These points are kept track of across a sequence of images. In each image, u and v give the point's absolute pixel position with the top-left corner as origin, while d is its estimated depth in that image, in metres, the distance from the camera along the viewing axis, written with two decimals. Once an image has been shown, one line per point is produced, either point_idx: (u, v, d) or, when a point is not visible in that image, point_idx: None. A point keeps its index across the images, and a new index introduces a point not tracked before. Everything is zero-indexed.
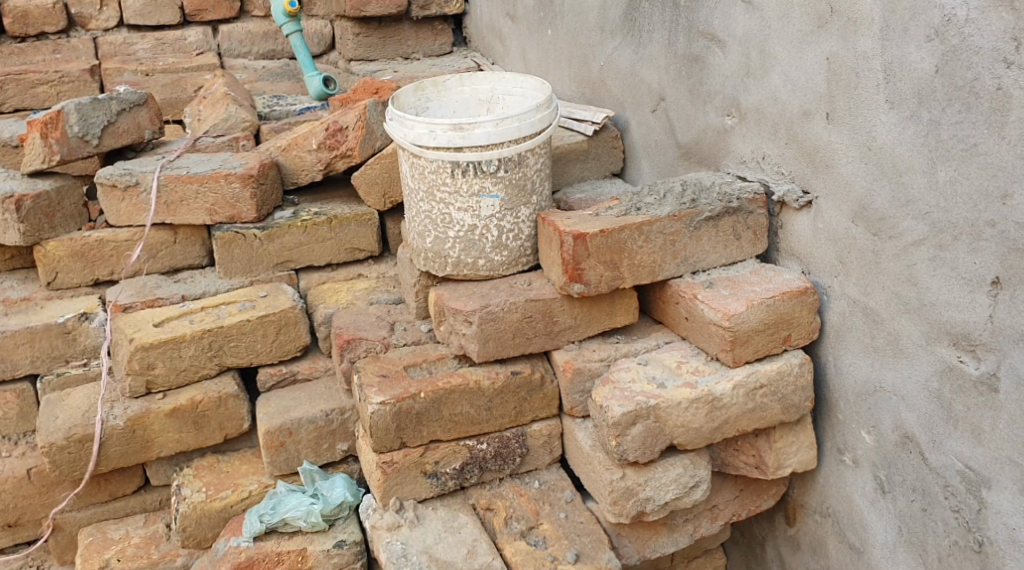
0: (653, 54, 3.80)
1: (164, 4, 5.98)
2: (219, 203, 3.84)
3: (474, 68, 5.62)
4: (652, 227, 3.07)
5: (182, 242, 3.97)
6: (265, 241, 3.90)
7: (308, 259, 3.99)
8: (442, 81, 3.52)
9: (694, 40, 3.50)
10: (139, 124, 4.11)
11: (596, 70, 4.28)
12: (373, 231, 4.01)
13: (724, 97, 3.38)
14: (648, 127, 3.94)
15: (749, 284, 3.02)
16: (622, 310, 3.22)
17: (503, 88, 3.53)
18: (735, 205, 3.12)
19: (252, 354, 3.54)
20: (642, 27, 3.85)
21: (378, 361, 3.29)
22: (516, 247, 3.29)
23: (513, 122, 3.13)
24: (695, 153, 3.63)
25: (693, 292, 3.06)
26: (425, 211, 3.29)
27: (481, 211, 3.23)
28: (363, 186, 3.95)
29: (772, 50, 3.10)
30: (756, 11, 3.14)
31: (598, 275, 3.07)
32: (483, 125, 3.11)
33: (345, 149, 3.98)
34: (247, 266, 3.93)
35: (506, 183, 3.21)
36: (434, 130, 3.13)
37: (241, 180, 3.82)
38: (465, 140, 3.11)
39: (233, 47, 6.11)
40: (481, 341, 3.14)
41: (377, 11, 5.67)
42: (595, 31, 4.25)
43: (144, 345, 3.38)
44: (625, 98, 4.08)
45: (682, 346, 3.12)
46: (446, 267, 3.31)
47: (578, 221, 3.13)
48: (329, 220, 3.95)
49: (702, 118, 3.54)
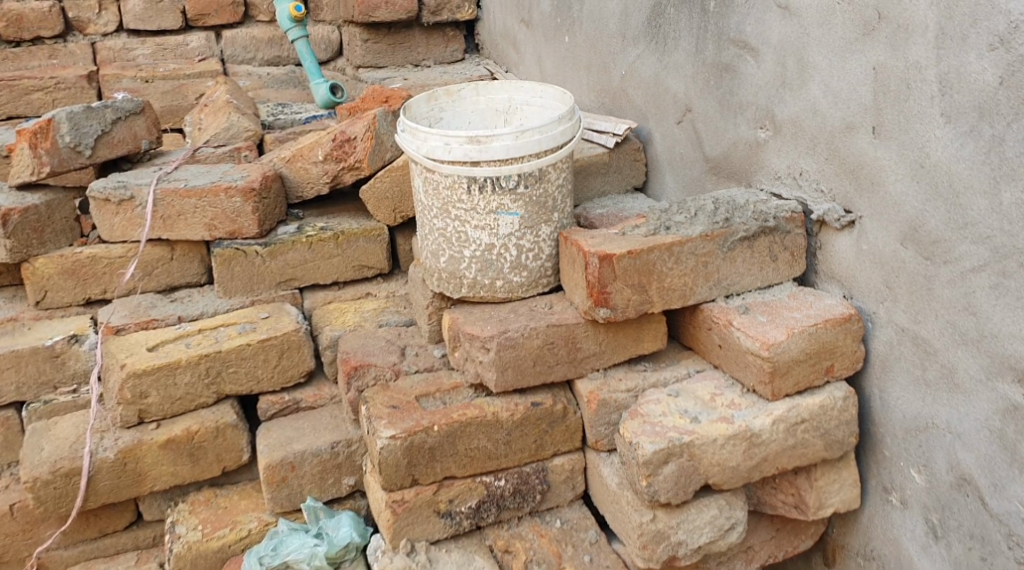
0: (678, 63, 3.58)
1: (165, 8, 5.77)
2: (218, 217, 3.65)
3: (487, 76, 5.42)
4: (683, 248, 2.85)
5: (180, 259, 3.76)
6: (268, 258, 3.70)
7: (313, 277, 3.78)
8: (456, 90, 3.31)
9: (724, 48, 3.27)
10: (135, 133, 3.92)
11: (617, 79, 4.07)
12: (382, 248, 3.81)
13: (756, 109, 3.16)
14: (673, 139, 3.72)
15: (788, 310, 2.80)
16: (649, 337, 3.01)
17: (521, 98, 3.32)
18: (771, 225, 2.90)
19: (253, 381, 3.36)
20: (667, 34, 3.63)
21: (387, 392, 3.10)
22: (536, 267, 3.10)
23: (534, 135, 2.92)
24: (724, 167, 3.41)
25: (728, 318, 2.83)
26: (439, 229, 3.08)
27: (500, 229, 3.02)
28: (372, 200, 3.75)
29: (810, 59, 2.86)
30: (793, 17, 2.92)
31: (625, 299, 2.85)
32: (502, 138, 2.89)
33: (354, 161, 3.78)
34: (247, 285, 3.71)
35: (526, 200, 3.00)
36: (449, 143, 2.91)
37: (242, 194, 3.62)
38: (482, 154, 2.89)
39: (236, 53, 5.91)
40: (499, 370, 2.95)
41: (386, 17, 5.48)
42: (616, 38, 4.03)
43: (136, 372, 3.20)
44: (648, 109, 3.87)
45: (715, 375, 2.91)
46: (461, 289, 3.12)
47: (603, 241, 2.91)
48: (336, 236, 3.75)
49: (733, 130, 3.32)
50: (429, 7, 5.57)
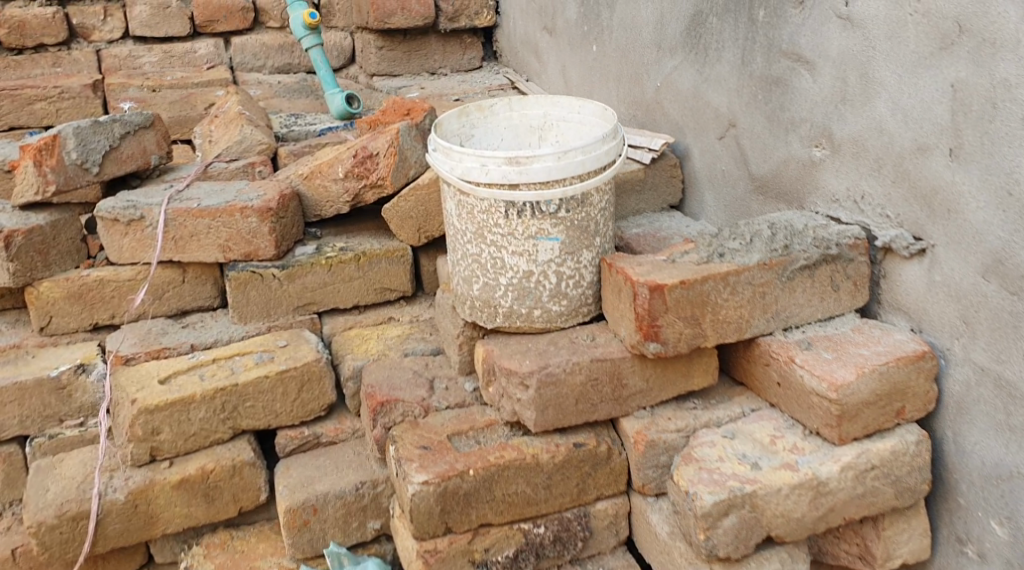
0: (721, 75, 3.36)
1: (173, 15, 5.56)
2: (233, 238, 3.44)
3: (507, 85, 5.21)
4: (740, 278, 2.64)
5: (192, 282, 3.55)
6: (285, 281, 3.49)
7: (333, 301, 3.57)
8: (489, 105, 3.10)
9: (775, 60, 3.05)
10: (144, 148, 3.75)
11: (651, 91, 3.85)
12: (405, 269, 3.60)
13: (812, 126, 2.94)
14: (713, 155, 3.50)
15: (854, 346, 2.60)
16: (699, 372, 2.80)
17: (558, 113, 3.11)
18: (834, 252, 2.69)
19: (271, 415, 3.16)
20: (708, 45, 3.41)
21: (417, 430, 2.89)
22: (577, 295, 2.88)
23: (577, 156, 2.71)
24: (772, 186, 3.19)
25: (789, 355, 2.63)
26: (473, 254, 2.87)
27: (538, 255, 2.81)
28: (395, 220, 3.54)
29: (875, 74, 2.65)
30: (856, 28, 2.70)
31: (676, 333, 2.64)
32: (544, 159, 2.68)
33: (376, 178, 3.57)
34: (264, 310, 3.50)
35: (567, 225, 2.79)
36: (486, 164, 2.71)
37: (258, 214, 3.41)
38: (523, 176, 2.68)
39: (246, 61, 5.71)
40: (539, 409, 2.74)
41: (402, 23, 5.27)
42: (650, 48, 3.81)
43: (148, 407, 3.00)
44: (686, 122, 3.65)
45: (772, 415, 2.71)
46: (496, 318, 2.91)
47: (653, 269, 2.71)
48: (357, 257, 3.54)
49: (783, 148, 3.10)
50: (446, 13, 5.35)
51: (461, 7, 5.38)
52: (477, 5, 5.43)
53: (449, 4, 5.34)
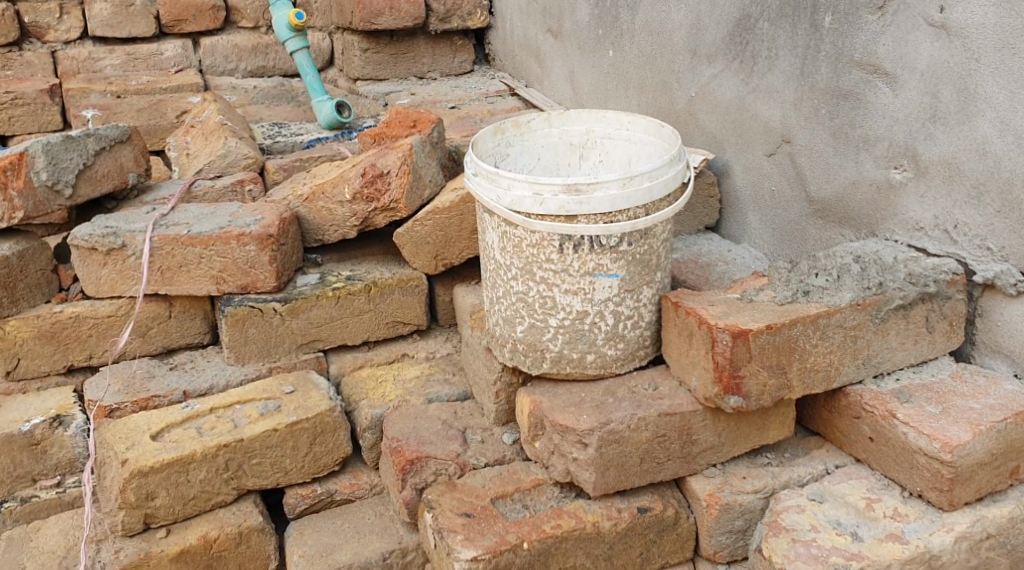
0: (773, 86, 3.06)
1: (136, 13, 5.11)
2: (229, 268, 3.07)
3: (505, 91, 4.86)
4: (831, 320, 2.34)
5: (179, 316, 3.18)
6: (287, 317, 3.10)
7: (340, 338, 3.19)
8: (526, 121, 2.77)
9: (844, 72, 2.75)
10: (121, 165, 3.36)
11: (683, 102, 3.53)
12: (421, 301, 3.24)
13: (890, 145, 2.64)
14: (760, 173, 3.20)
15: (959, 398, 2.31)
16: (776, 425, 2.48)
17: (603, 129, 2.79)
18: (931, 290, 2.39)
19: (280, 473, 2.78)
20: (757, 53, 3.11)
21: (454, 493, 2.53)
22: (634, 337, 2.56)
23: (643, 182, 2.38)
24: (835, 210, 2.89)
25: (888, 409, 2.32)
26: (517, 293, 2.53)
27: (595, 294, 2.47)
28: (409, 246, 3.20)
29: (978, 89, 2.38)
30: (953, 38, 2.42)
31: (760, 384, 2.33)
32: (607, 186, 2.35)
33: (388, 201, 3.20)
34: (263, 349, 3.11)
35: (628, 259, 2.46)
36: (540, 192, 2.36)
37: (257, 241, 3.04)
38: (584, 206, 2.35)
39: (217, 64, 5.28)
40: (599, 470, 2.40)
41: (390, 24, 4.89)
42: (682, 54, 3.50)
43: (141, 470, 2.60)
44: (725, 136, 3.34)
45: (862, 473, 2.40)
46: (542, 364, 2.56)
47: (729, 311, 2.39)
48: (368, 288, 3.17)
49: (851, 168, 2.80)
50: (438, 14, 4.98)
51: (453, 7, 5.02)
52: (470, 5, 5.07)
53: (440, 4, 4.97)
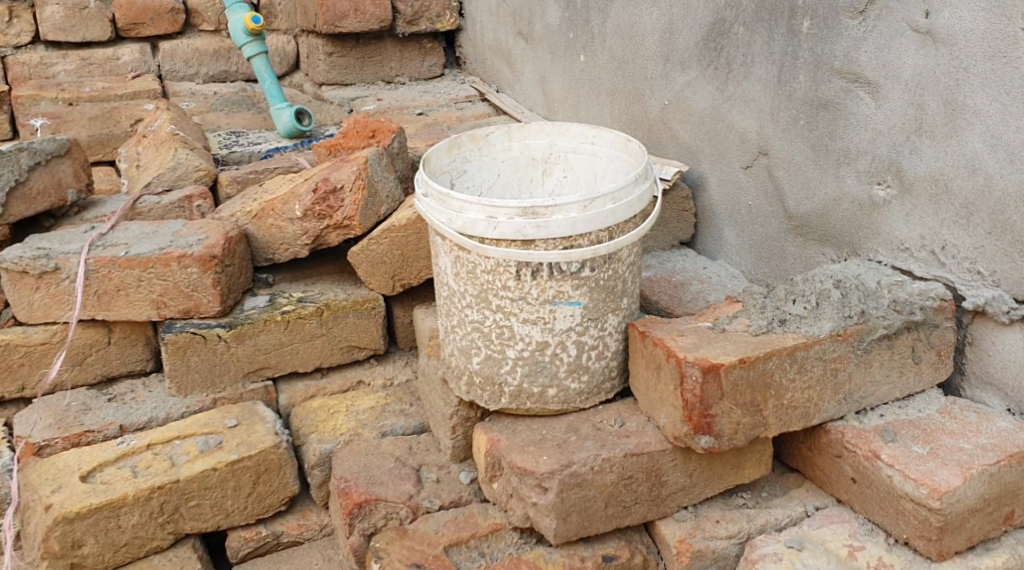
0: (750, 95, 2.88)
1: (91, 16, 4.89)
2: (170, 293, 2.88)
3: (475, 96, 4.66)
4: (809, 352, 2.16)
5: (119, 343, 2.99)
6: (233, 343, 2.90)
7: (291, 364, 2.99)
8: (484, 135, 2.57)
9: (823, 81, 2.57)
10: (59, 181, 3.18)
11: (656, 110, 3.35)
12: (377, 324, 3.04)
13: (873, 160, 2.46)
14: (737, 187, 3.02)
15: (949, 436, 2.13)
16: (752, 463, 2.30)
17: (566, 144, 2.60)
18: (918, 318, 2.21)
19: (221, 515, 2.61)
20: (732, 59, 2.92)
21: (404, 540, 2.34)
22: (599, 369, 2.37)
23: (606, 203, 2.19)
24: (816, 227, 2.72)
25: (871, 449, 2.14)
26: (472, 322, 2.33)
27: (555, 323, 2.28)
28: (364, 266, 3.01)
29: (968, 101, 2.20)
30: (940, 45, 2.24)
31: (733, 423, 2.15)
32: (566, 208, 2.15)
33: (342, 218, 3.00)
34: (207, 378, 2.91)
35: (591, 285, 2.27)
36: (494, 215, 2.16)
37: (200, 263, 2.86)
38: (541, 230, 2.15)
39: (176, 68, 5.06)
40: (560, 517, 2.21)
41: (355, 27, 4.68)
42: (655, 59, 3.31)
43: (66, 516, 2.44)
44: (701, 147, 3.15)
45: (844, 516, 2.22)
46: (500, 398, 2.37)
47: (699, 342, 2.20)
48: (320, 311, 2.97)
49: (833, 183, 2.62)
50: (405, 16, 4.78)
51: (421, 8, 4.82)
52: (439, 6, 4.87)
53: (408, 6, 4.77)
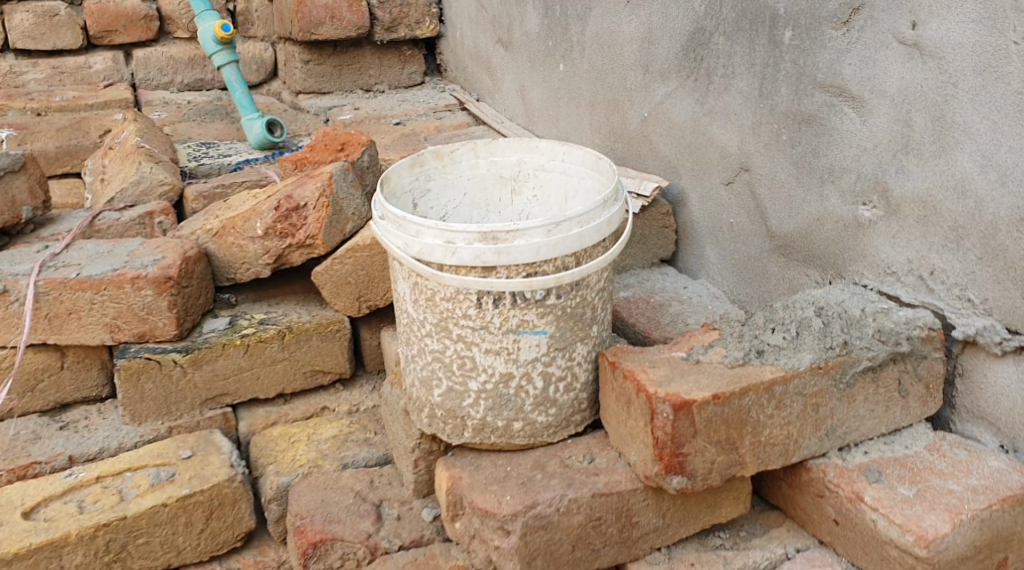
0: (731, 107, 2.74)
1: (61, 24, 4.75)
2: (124, 316, 2.74)
3: (455, 105, 4.53)
4: (788, 387, 2.03)
5: (72, 368, 2.86)
6: (189, 369, 2.77)
7: (252, 391, 2.86)
8: (449, 151, 2.44)
9: (806, 94, 2.44)
10: (13, 198, 3.06)
11: (636, 122, 3.21)
12: (343, 348, 2.91)
13: (858, 178, 2.33)
14: (719, 204, 2.89)
15: (937, 476, 2.00)
16: (728, 502, 2.17)
17: (535, 161, 2.47)
18: (904, 350, 2.08)
19: (172, 552, 2.48)
20: (713, 70, 2.79)
21: None
22: (567, 402, 2.23)
23: (571, 227, 2.05)
24: (800, 248, 2.59)
25: (854, 490, 2.00)
26: (432, 351, 2.20)
27: (519, 354, 2.14)
28: (328, 286, 2.88)
29: (957, 118, 2.07)
30: (927, 58, 2.11)
31: (707, 462, 2.02)
32: (529, 233, 2.02)
33: (304, 236, 2.87)
34: (163, 406, 2.77)
35: (557, 314, 2.13)
36: (452, 240, 2.02)
37: (154, 285, 2.72)
38: (502, 256, 2.01)
39: (150, 76, 4.91)
40: (524, 561, 2.08)
41: (331, 34, 4.55)
42: (635, 69, 3.17)
43: (4, 557, 2.30)
44: (681, 161, 3.02)
45: (826, 560, 2.09)
46: (463, 433, 2.23)
47: (671, 374, 2.07)
48: (281, 335, 2.84)
49: (816, 202, 2.49)
50: (383, 22, 4.65)
51: (400, 15, 4.69)
52: (418, 12, 4.74)
53: (386, 13, 4.64)
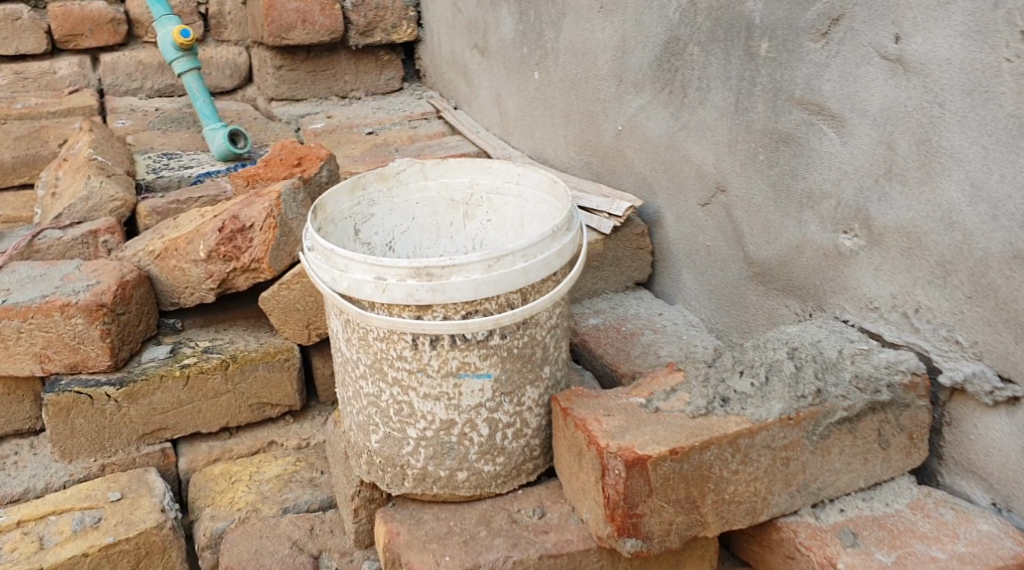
0: (706, 123, 2.55)
1: (24, 28, 4.57)
2: (53, 346, 2.55)
3: (431, 113, 4.34)
4: (754, 440, 1.84)
5: (3, 400, 2.66)
6: (124, 403, 2.58)
7: (193, 425, 2.67)
8: (394, 172, 2.26)
9: (783, 111, 2.25)
10: None
11: (611, 136, 3.01)
12: (291, 378, 2.72)
13: (839, 205, 2.14)
14: (695, 226, 2.69)
15: (919, 541, 1.81)
16: (692, 562, 1.97)
17: (488, 182, 2.29)
18: (884, 398, 1.89)
19: None
20: (687, 82, 2.59)
21: None
22: (517, 449, 2.03)
23: (515, 261, 1.86)
24: (779, 276, 2.39)
25: (827, 556, 1.81)
26: (368, 395, 2.00)
27: (461, 399, 1.94)
28: (276, 313, 2.69)
29: (943, 142, 1.88)
30: (911, 75, 1.92)
31: (663, 523, 1.83)
32: (467, 269, 1.83)
33: (249, 260, 2.68)
34: (96, 442, 2.59)
35: (503, 355, 1.94)
36: (382, 275, 1.83)
37: (85, 313, 2.53)
38: (437, 295, 1.82)
39: (119, 82, 4.73)
40: None
41: (302, 39, 4.36)
42: (609, 80, 2.97)
43: None
44: (656, 179, 2.82)
45: None
46: (403, 483, 2.03)
47: (627, 424, 1.87)
48: (224, 366, 2.65)
49: (795, 228, 2.30)
50: (357, 27, 4.46)
51: (375, 18, 4.49)
52: (395, 16, 4.54)
53: (360, 16, 4.45)
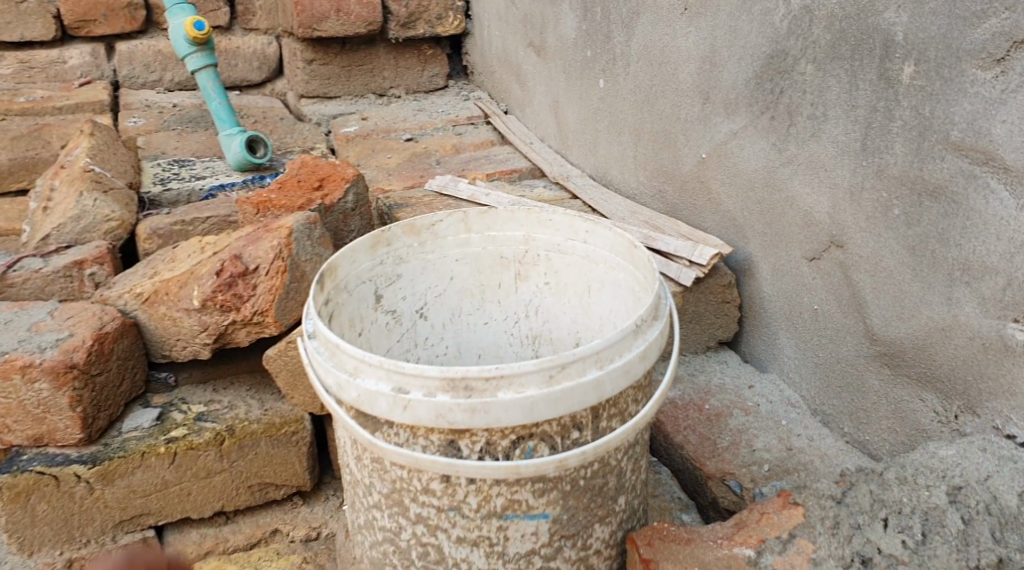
0: (818, 160, 2.03)
1: (31, 12, 4.13)
2: (13, 415, 2.09)
3: (479, 116, 3.85)
4: None
5: None
6: (97, 485, 2.13)
7: (180, 510, 2.21)
8: (428, 224, 1.77)
9: (932, 158, 1.76)
10: None
11: (692, 164, 2.48)
12: (300, 455, 2.25)
13: (1013, 288, 1.67)
14: (796, 281, 2.16)
15: None
16: None
17: (547, 238, 1.79)
18: None
19: None
20: (796, 109, 2.07)
21: None
22: None
23: (585, 370, 1.37)
24: (911, 362, 1.87)
25: None
26: (383, 529, 1.52)
27: (507, 546, 1.45)
28: (284, 375, 2.22)
29: None
30: None
31: None
32: (520, 382, 1.34)
33: (252, 312, 2.20)
34: (60, 533, 2.15)
35: (565, 491, 1.45)
36: (403, 387, 1.35)
37: (50, 377, 2.06)
38: (478, 417, 1.34)
39: (135, 74, 4.28)
40: None
41: (335, 31, 3.87)
42: (692, 96, 2.45)
43: None
44: (748, 220, 2.29)
45: None
46: None
47: None
48: (218, 441, 2.19)
49: (942, 306, 1.79)
50: (398, 18, 3.96)
51: (418, 9, 3.99)
52: (440, 6, 4.04)
53: (401, 6, 3.94)
